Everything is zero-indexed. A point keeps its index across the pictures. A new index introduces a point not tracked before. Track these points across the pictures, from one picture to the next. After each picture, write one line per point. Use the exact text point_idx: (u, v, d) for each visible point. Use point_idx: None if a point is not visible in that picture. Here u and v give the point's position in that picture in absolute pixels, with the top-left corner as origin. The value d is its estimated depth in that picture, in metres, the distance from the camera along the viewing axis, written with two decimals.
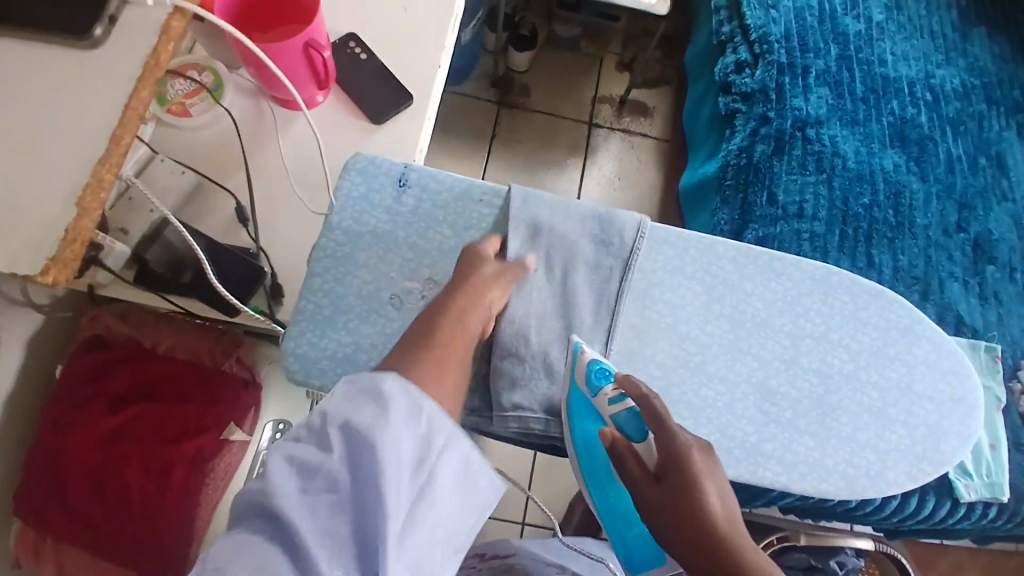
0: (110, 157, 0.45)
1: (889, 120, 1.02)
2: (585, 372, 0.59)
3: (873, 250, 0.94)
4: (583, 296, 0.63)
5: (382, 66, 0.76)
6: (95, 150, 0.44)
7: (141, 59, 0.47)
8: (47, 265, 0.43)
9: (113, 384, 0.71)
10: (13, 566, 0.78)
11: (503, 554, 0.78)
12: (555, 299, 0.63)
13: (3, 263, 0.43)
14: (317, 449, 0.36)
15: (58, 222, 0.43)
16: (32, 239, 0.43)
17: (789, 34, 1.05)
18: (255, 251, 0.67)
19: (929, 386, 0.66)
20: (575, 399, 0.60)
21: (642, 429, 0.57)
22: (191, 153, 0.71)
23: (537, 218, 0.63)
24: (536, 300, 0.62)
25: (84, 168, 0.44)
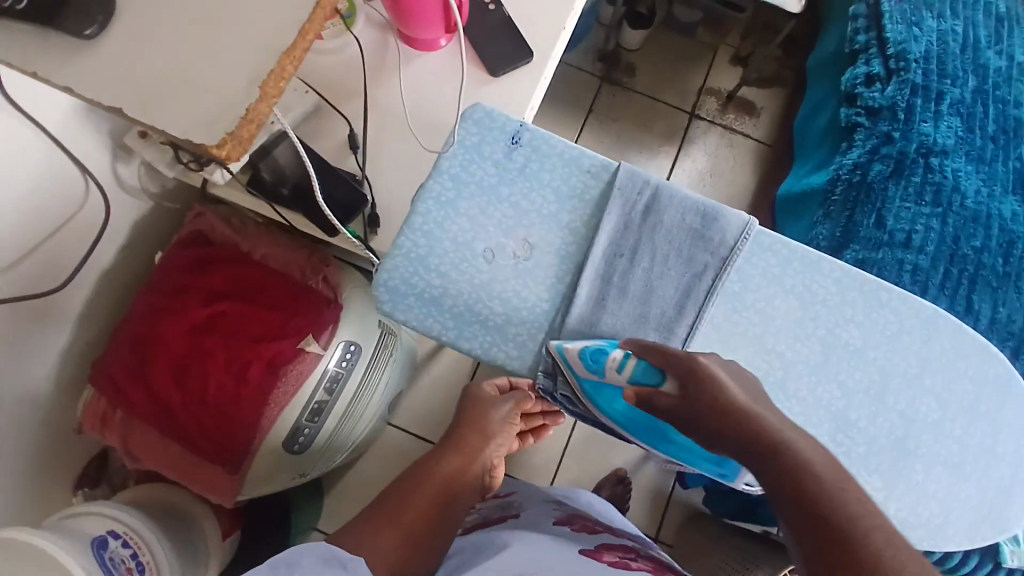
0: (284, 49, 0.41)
1: (1017, 164, 0.96)
2: (581, 362, 0.57)
3: (974, 295, 0.89)
4: (670, 284, 0.62)
5: (509, 20, 0.75)
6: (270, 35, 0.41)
7: None
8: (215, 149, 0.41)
9: (209, 280, 0.75)
10: (77, 431, 0.83)
11: (501, 492, 0.84)
12: (643, 281, 0.62)
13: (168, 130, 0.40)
14: None
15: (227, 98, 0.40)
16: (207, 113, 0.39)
17: (929, 54, 0.98)
18: (360, 178, 0.70)
19: (1012, 451, 0.63)
20: (592, 387, 0.58)
21: (654, 371, 0.54)
22: (314, 76, 0.73)
23: (637, 199, 0.63)
24: (622, 278, 0.62)
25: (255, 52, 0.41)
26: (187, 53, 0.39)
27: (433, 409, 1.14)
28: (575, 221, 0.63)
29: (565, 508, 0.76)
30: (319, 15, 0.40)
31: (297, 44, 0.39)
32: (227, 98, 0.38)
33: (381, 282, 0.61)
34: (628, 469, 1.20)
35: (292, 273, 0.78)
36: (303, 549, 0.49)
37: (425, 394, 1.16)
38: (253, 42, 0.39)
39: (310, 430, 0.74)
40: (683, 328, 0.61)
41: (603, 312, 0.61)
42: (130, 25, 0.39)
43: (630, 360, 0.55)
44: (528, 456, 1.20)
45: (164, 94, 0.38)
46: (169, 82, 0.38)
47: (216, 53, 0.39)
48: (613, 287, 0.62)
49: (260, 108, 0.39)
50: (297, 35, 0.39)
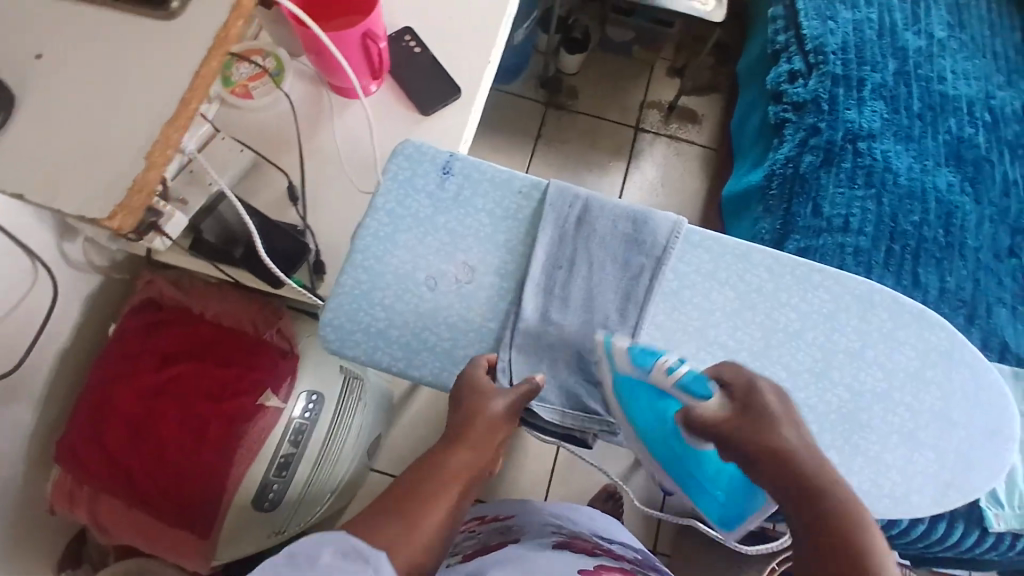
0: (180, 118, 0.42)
1: (945, 138, 0.99)
2: (629, 356, 0.57)
3: (919, 269, 0.92)
4: (609, 289, 0.63)
5: (435, 61, 0.77)
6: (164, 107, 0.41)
7: (213, 31, 0.43)
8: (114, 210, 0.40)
9: (163, 346, 0.76)
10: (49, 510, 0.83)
11: (502, 516, 0.83)
12: (587, 287, 0.63)
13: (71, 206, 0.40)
14: None
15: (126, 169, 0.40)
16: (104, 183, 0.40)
17: (846, 46, 1.02)
18: (302, 228, 0.71)
19: (966, 414, 0.65)
20: (636, 388, 0.57)
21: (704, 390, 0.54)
22: (250, 134, 0.75)
23: (568, 212, 0.65)
24: (564, 288, 0.63)
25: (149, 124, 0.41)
26: (85, 135, 0.40)
27: (414, 447, 1.14)
28: (511, 241, 0.65)
29: (567, 532, 0.76)
30: (201, 86, 0.43)
31: (181, 112, 0.42)
32: (118, 171, 0.40)
33: (328, 320, 0.62)
34: (616, 483, 1.20)
35: (246, 326, 0.79)
36: (321, 542, 0.39)
37: (406, 433, 1.15)
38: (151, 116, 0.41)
39: (279, 485, 0.75)
40: (627, 331, 0.62)
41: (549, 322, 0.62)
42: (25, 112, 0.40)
43: (682, 366, 0.54)
44: (515, 482, 1.19)
45: (61, 175, 0.40)
46: (67, 164, 0.40)
47: (106, 131, 0.41)
48: (557, 298, 0.63)
49: (150, 176, 0.41)
50: (180, 104, 0.42)
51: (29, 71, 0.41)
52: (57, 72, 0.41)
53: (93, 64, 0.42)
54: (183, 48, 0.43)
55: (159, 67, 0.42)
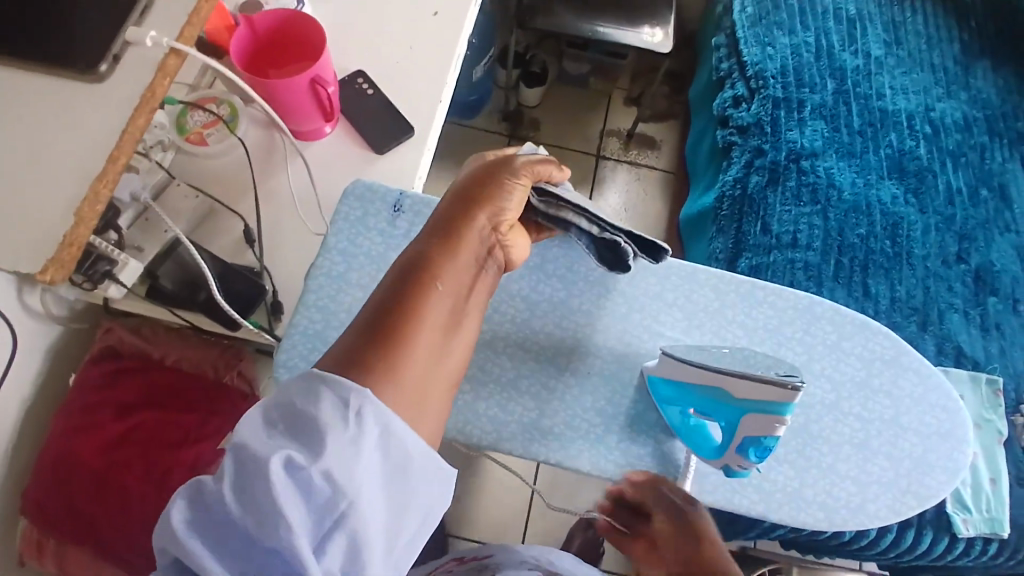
0: (108, 174, 0.44)
1: (888, 152, 1.04)
2: (760, 439, 0.55)
3: (870, 280, 0.95)
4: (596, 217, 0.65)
5: (386, 102, 0.79)
6: (92, 164, 0.44)
7: (140, 91, 0.46)
8: (45, 264, 0.42)
9: (123, 395, 0.75)
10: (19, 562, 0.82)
11: (480, 556, 0.83)
12: (528, 307, 0.65)
13: (9, 260, 0.42)
14: (233, 485, 0.35)
15: (57, 225, 0.42)
16: (40, 238, 0.42)
17: (786, 69, 1.07)
18: (259, 270, 0.72)
19: (916, 420, 0.67)
20: (732, 411, 0.56)
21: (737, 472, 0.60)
22: (206, 180, 0.76)
23: None
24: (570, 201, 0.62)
25: (80, 180, 0.43)
26: (18, 194, 0.43)
27: None
28: None
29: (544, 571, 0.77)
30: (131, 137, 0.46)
31: (109, 168, 0.44)
32: (50, 229, 0.42)
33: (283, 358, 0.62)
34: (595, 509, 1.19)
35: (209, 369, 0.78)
36: (296, 389, 0.38)
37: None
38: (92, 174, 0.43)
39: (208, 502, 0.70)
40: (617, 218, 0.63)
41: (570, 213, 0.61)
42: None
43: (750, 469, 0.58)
44: (492, 512, 1.19)
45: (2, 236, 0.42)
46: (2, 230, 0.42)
47: (33, 190, 0.43)
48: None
49: (79, 232, 0.43)
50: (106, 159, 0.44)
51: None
52: None
53: (21, 129, 0.44)
54: (106, 111, 0.45)
55: (87, 131, 0.44)
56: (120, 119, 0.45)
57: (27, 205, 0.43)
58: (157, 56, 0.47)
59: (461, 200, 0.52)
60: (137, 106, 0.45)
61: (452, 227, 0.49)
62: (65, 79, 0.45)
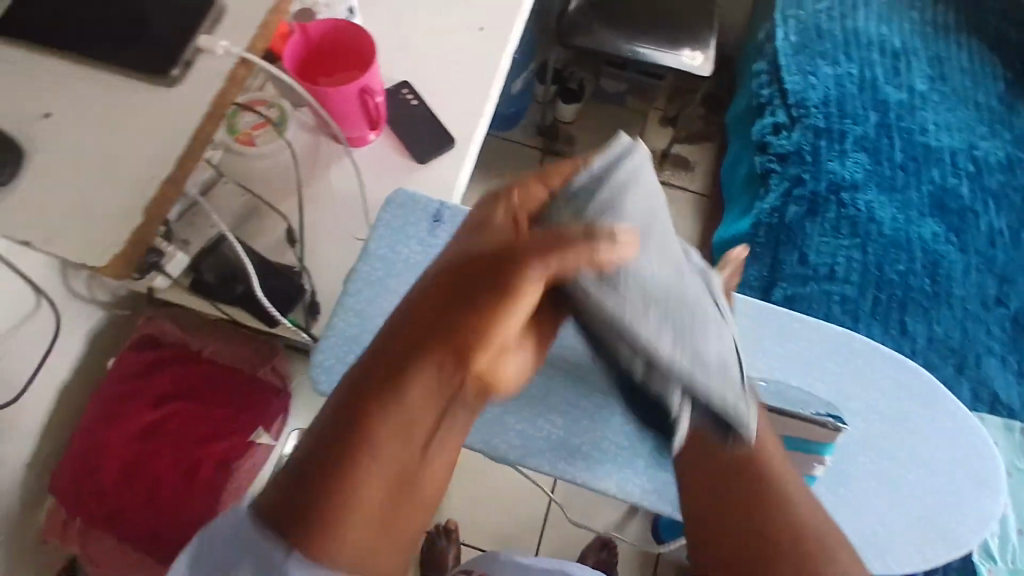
0: (176, 178, 0.46)
1: (929, 188, 1.02)
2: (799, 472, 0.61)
3: (907, 317, 0.93)
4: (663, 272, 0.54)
5: (430, 112, 0.81)
6: (153, 162, 0.45)
7: (209, 98, 0.48)
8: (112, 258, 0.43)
9: (159, 384, 0.77)
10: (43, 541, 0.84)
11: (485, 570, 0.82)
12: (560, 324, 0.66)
13: (78, 253, 0.43)
14: None
15: (125, 221, 0.44)
16: (109, 234, 0.44)
17: (828, 99, 1.07)
18: (298, 270, 0.74)
19: (948, 464, 0.65)
20: None
21: None
22: (251, 179, 0.78)
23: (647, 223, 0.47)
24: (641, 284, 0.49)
25: (142, 177, 0.45)
26: (88, 189, 0.44)
27: None
28: None
29: None
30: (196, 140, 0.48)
31: (175, 172, 0.46)
32: (118, 227, 0.44)
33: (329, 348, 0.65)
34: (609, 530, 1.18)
35: (243, 364, 0.80)
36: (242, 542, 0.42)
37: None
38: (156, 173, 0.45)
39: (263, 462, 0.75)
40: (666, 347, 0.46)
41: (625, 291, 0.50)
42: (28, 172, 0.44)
43: None
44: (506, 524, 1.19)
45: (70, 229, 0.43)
46: (64, 218, 0.44)
47: (101, 185, 0.44)
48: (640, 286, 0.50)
49: (146, 230, 0.45)
50: (165, 157, 0.45)
51: (33, 130, 0.45)
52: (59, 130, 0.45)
53: (92, 127, 0.46)
54: (179, 116, 0.46)
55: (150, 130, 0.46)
56: (180, 118, 0.47)
57: (96, 200, 0.44)
58: (227, 66, 0.48)
59: (441, 300, 0.44)
60: (203, 110, 0.47)
61: (421, 337, 0.44)
62: (137, 81, 0.47)
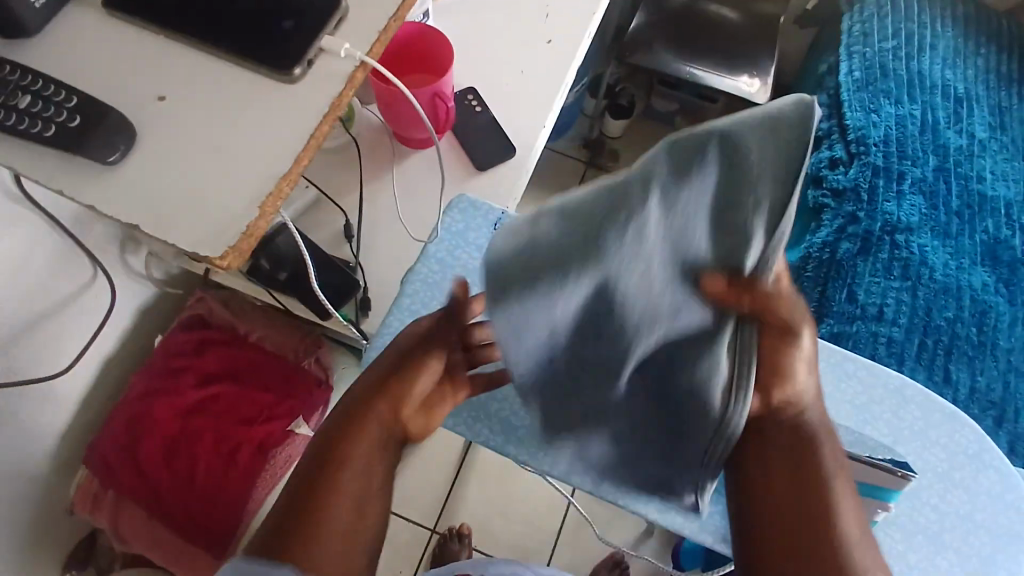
0: (293, 173, 0.46)
1: (982, 238, 1.01)
2: None
3: (951, 365, 0.92)
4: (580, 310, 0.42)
5: (494, 119, 0.81)
6: (244, 150, 0.46)
7: (327, 100, 0.47)
8: (227, 251, 0.43)
9: (204, 364, 0.78)
10: (70, 510, 0.84)
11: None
12: None
13: (187, 241, 0.44)
14: None
15: (241, 215, 0.44)
16: (217, 225, 0.44)
17: (888, 139, 1.06)
18: (354, 265, 0.75)
19: (990, 519, 0.64)
20: None
21: None
22: (315, 171, 0.79)
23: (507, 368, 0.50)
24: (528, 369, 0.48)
25: (234, 165, 0.45)
26: (193, 173, 0.45)
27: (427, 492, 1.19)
28: None
29: None
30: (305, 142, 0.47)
31: (293, 169, 0.46)
32: (226, 220, 0.44)
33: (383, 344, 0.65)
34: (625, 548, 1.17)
35: (286, 350, 0.82)
36: None
37: (427, 487, 1.20)
38: (249, 162, 0.45)
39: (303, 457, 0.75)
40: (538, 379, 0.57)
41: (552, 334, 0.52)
42: (138, 153, 0.45)
43: None
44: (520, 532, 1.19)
45: (173, 214, 0.44)
46: (178, 204, 0.44)
47: (210, 174, 0.45)
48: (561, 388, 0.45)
49: (261, 225, 0.45)
50: (255, 145, 0.46)
51: (148, 111, 0.46)
52: (173, 114, 0.47)
53: (202, 113, 0.47)
54: (295, 113, 0.47)
55: (254, 122, 0.47)
56: (294, 117, 0.47)
57: (204, 188, 0.45)
58: (348, 68, 0.48)
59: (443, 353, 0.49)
60: (310, 111, 0.47)
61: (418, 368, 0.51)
62: (264, 77, 0.48)
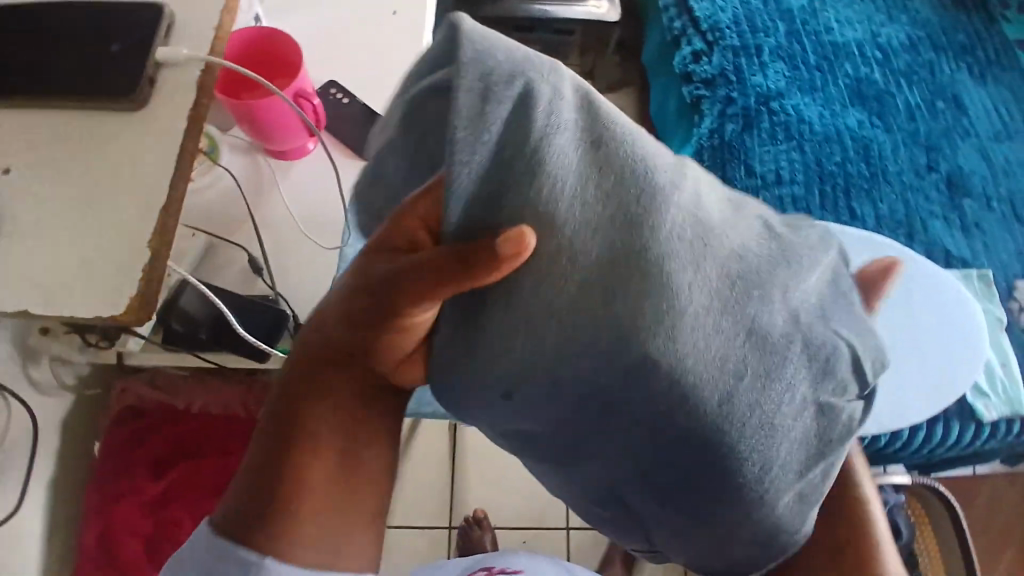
0: (173, 203, 0.43)
1: (846, 81, 1.08)
2: None
3: (853, 202, 0.98)
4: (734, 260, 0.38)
5: (366, 107, 0.78)
6: (113, 195, 0.42)
7: (185, 115, 0.45)
8: (130, 303, 0.40)
9: (155, 453, 0.74)
10: None
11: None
12: None
13: (87, 309, 0.40)
14: None
15: (134, 261, 0.41)
16: (112, 280, 0.41)
17: (738, 18, 1.10)
18: (274, 296, 0.70)
19: (931, 320, 0.71)
20: None
21: None
22: (199, 216, 0.74)
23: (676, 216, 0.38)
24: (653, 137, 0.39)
25: (108, 212, 0.42)
26: (67, 236, 0.41)
27: (428, 496, 1.18)
28: None
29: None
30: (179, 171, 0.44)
31: (172, 198, 0.43)
32: (120, 276, 0.41)
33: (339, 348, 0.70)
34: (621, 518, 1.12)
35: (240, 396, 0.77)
36: None
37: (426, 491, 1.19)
38: (123, 207, 0.42)
39: None
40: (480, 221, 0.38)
41: (483, 53, 0.34)
42: (8, 234, 0.41)
43: None
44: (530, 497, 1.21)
45: (61, 287, 0.40)
46: (66, 273, 0.41)
47: (86, 231, 0.42)
48: (570, 208, 0.34)
49: (158, 267, 0.41)
50: (123, 187, 0.43)
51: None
52: (24, 182, 0.43)
53: (56, 172, 0.43)
54: (154, 141, 0.44)
55: (120, 164, 0.43)
56: (167, 144, 0.44)
57: (86, 248, 0.41)
58: (194, 76, 0.46)
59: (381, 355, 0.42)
60: (172, 136, 0.44)
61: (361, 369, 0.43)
62: (106, 111, 0.44)
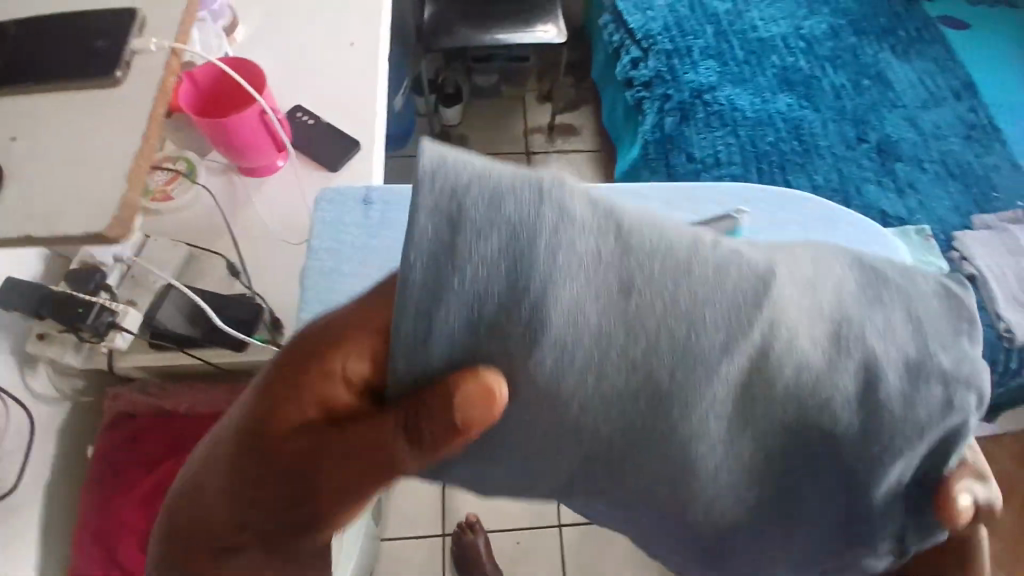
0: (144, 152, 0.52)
1: (774, 71, 1.17)
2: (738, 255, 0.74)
3: (790, 176, 1.06)
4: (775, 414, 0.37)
5: (330, 125, 0.85)
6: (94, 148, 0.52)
7: (152, 91, 0.55)
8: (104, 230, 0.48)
9: (148, 452, 0.78)
10: None
11: None
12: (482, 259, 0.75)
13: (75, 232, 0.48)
14: None
15: (109, 199, 0.49)
16: (92, 212, 0.49)
17: (668, 25, 1.21)
18: (250, 294, 0.76)
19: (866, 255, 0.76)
20: None
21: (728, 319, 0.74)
22: (180, 229, 0.80)
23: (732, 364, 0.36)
24: (718, 280, 0.35)
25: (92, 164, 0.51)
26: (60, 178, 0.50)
27: (421, 506, 1.23)
28: None
29: None
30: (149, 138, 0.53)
31: (147, 146, 0.52)
32: (97, 210, 0.49)
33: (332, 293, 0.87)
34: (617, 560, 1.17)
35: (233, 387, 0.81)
36: None
37: (420, 502, 1.23)
38: (106, 160, 0.51)
39: None
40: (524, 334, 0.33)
41: (459, 172, 0.34)
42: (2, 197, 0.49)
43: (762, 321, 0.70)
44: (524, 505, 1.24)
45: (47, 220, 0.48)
46: (59, 208, 0.49)
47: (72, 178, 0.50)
48: (568, 367, 0.33)
49: (129, 205, 0.50)
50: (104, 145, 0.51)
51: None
52: (19, 149, 0.52)
53: (48, 136, 0.52)
54: (128, 109, 0.54)
55: (113, 154, 0.52)
56: (142, 125, 0.53)
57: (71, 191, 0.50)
58: (161, 58, 0.57)
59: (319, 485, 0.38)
60: (143, 116, 0.53)
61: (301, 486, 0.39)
62: (91, 90, 0.55)
